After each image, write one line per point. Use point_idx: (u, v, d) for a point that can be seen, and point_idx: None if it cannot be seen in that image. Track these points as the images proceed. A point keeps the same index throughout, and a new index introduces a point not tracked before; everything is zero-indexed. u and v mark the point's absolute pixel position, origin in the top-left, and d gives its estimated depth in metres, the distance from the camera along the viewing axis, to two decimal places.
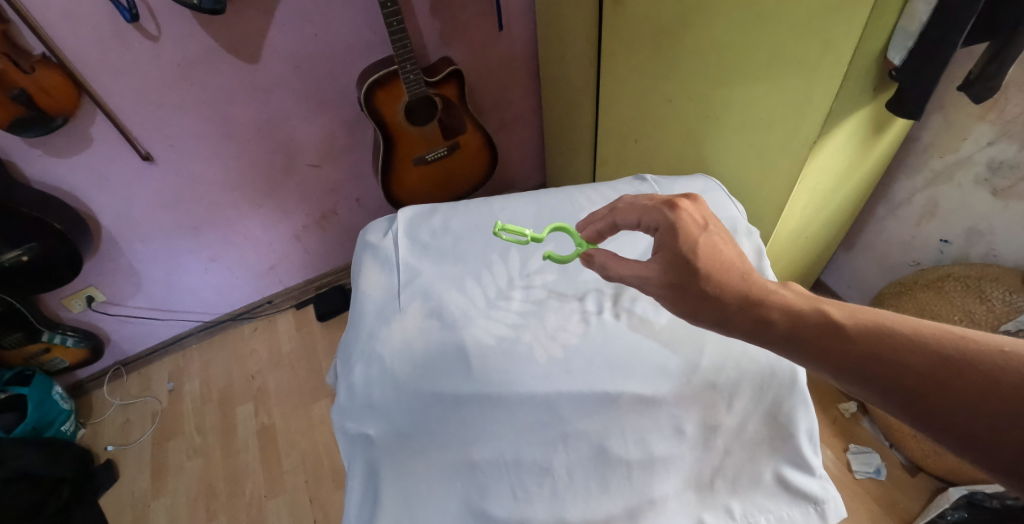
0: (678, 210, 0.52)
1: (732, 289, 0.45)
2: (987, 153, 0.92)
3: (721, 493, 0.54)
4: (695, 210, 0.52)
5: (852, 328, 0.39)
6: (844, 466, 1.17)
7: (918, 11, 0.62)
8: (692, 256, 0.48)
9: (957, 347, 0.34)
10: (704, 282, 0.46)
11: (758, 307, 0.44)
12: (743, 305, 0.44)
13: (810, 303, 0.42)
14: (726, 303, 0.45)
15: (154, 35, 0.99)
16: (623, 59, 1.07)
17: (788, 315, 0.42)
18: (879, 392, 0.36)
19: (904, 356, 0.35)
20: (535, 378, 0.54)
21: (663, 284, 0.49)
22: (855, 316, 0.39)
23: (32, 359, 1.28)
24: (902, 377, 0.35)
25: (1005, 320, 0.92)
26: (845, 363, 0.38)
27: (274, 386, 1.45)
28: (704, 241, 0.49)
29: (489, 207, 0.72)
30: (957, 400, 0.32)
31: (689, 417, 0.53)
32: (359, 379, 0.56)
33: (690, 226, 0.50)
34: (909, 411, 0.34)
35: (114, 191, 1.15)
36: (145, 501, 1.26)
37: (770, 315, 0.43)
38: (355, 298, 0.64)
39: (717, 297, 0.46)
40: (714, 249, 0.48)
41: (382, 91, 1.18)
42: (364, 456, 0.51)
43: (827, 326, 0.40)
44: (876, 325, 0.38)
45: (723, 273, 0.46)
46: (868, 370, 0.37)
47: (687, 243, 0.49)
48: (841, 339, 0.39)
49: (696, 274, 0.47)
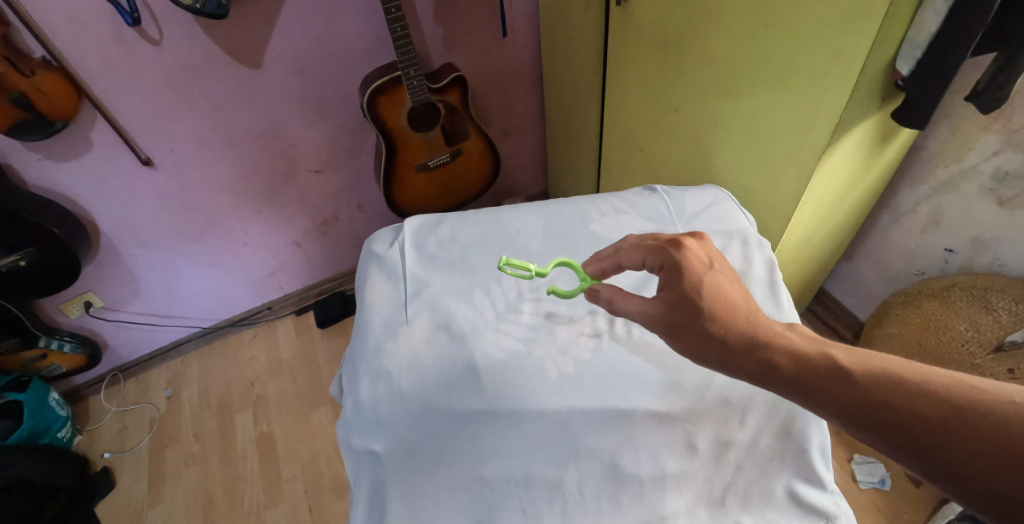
0: (684, 250, 0.50)
1: (736, 331, 0.44)
2: (992, 164, 0.91)
3: (733, 509, 0.51)
4: (701, 248, 0.51)
5: (859, 374, 0.37)
6: (848, 476, 1.16)
7: (927, 21, 0.62)
8: (696, 297, 0.47)
9: (968, 397, 0.33)
10: (709, 324, 0.45)
11: (764, 350, 0.42)
12: (746, 347, 0.43)
13: (817, 346, 0.41)
14: (729, 344, 0.44)
15: (156, 39, 0.98)
16: (629, 67, 1.07)
17: (795, 359, 0.41)
18: (888, 442, 0.35)
19: (915, 406, 0.34)
20: (546, 393, 0.53)
21: (668, 324, 0.47)
22: (863, 361, 0.38)
23: (29, 365, 1.27)
24: (913, 428, 0.34)
25: (1009, 331, 0.93)
26: (854, 411, 0.36)
27: (274, 393, 1.43)
28: (709, 280, 0.48)
29: (497, 217, 0.71)
30: (972, 455, 0.31)
31: (702, 433, 0.53)
32: (366, 392, 0.55)
33: (696, 264, 0.49)
34: (921, 464, 0.33)
35: (114, 196, 1.14)
36: (141, 509, 1.24)
37: (776, 359, 0.41)
38: (362, 309, 0.63)
39: (722, 337, 0.44)
40: (717, 288, 0.47)
41: (386, 98, 1.17)
42: (371, 474, 0.50)
43: (835, 371, 0.38)
44: (886, 370, 0.37)
45: (729, 315, 0.45)
46: (876, 419, 0.35)
47: (691, 283, 0.48)
48: (849, 386, 0.37)
49: (701, 314, 0.46)
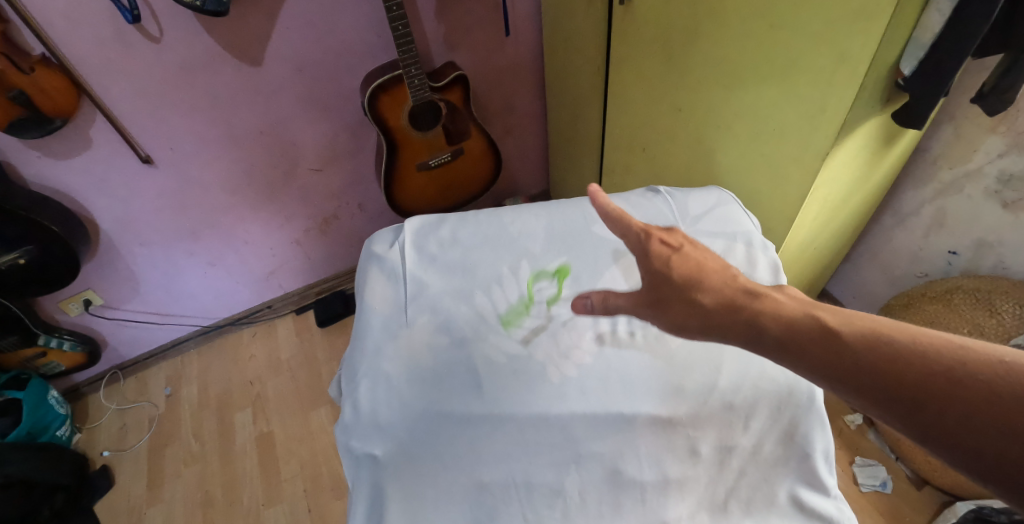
0: (651, 237, 0.50)
1: (719, 298, 0.44)
2: (997, 166, 0.91)
3: (735, 514, 0.51)
4: (670, 236, 0.51)
5: (849, 335, 0.36)
6: (849, 479, 1.16)
7: (932, 21, 0.61)
8: (669, 274, 0.47)
9: (954, 357, 0.32)
10: (688, 296, 0.46)
11: (750, 316, 0.41)
12: (729, 311, 0.43)
13: (804, 309, 0.40)
14: (712, 312, 0.43)
15: (156, 36, 0.97)
16: (632, 66, 1.06)
17: (782, 321, 0.40)
18: (874, 402, 0.34)
19: (901, 367, 0.33)
20: (547, 396, 0.53)
21: (646, 302, 0.48)
22: (850, 321, 0.37)
23: (29, 363, 1.26)
24: (899, 387, 0.33)
25: (1014, 334, 0.93)
26: (840, 371, 0.36)
27: (273, 392, 1.43)
28: (680, 262, 0.48)
29: (499, 217, 0.70)
30: (958, 412, 0.30)
31: (705, 438, 0.52)
32: (365, 396, 0.54)
33: (662, 249, 0.49)
34: (907, 422, 0.32)
35: (113, 194, 1.13)
36: (140, 508, 1.23)
37: (763, 320, 0.41)
38: (361, 311, 0.62)
39: (706, 306, 0.44)
40: (693, 265, 0.47)
41: (387, 96, 1.16)
42: (371, 478, 0.49)
43: (823, 333, 0.38)
44: (874, 332, 0.36)
45: (705, 284, 0.46)
46: (863, 377, 0.34)
47: (661, 263, 0.48)
48: (836, 347, 0.36)
49: (679, 289, 0.46)
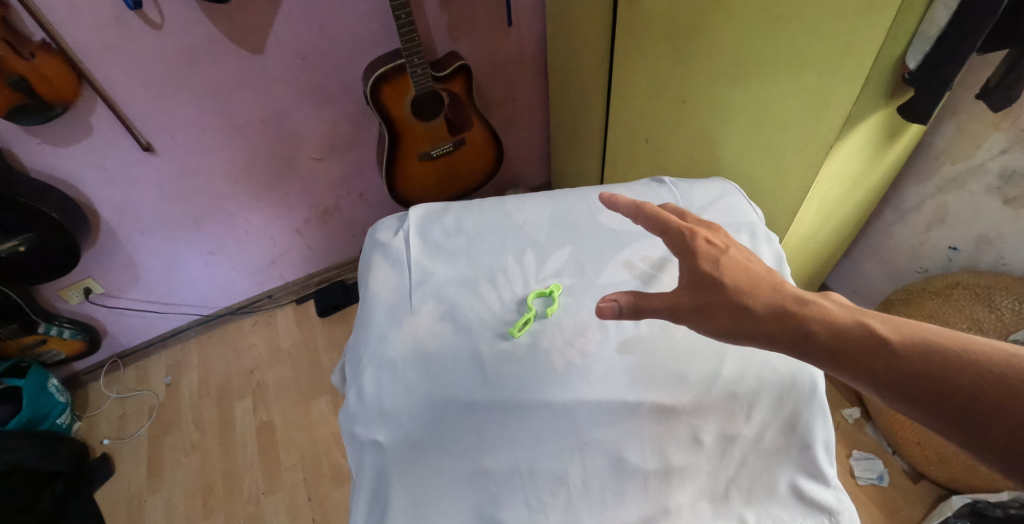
0: (696, 235, 0.50)
1: (764, 301, 0.44)
2: (1000, 162, 0.91)
3: (736, 503, 0.52)
4: (715, 235, 0.51)
5: (899, 343, 0.37)
6: (846, 471, 1.16)
7: (938, 16, 0.60)
8: (718, 275, 0.46)
9: (1007, 367, 0.33)
10: (736, 298, 0.45)
11: (796, 320, 0.42)
12: (778, 316, 0.43)
13: (852, 316, 0.41)
14: (760, 316, 0.43)
15: (158, 23, 0.96)
16: (636, 58, 1.05)
17: (831, 329, 0.40)
18: (926, 410, 0.35)
19: (954, 376, 0.34)
20: (553, 384, 0.53)
21: (691, 308, 0.46)
22: (900, 330, 0.38)
23: (28, 350, 1.26)
24: (951, 395, 0.34)
25: (1013, 329, 0.94)
26: (891, 380, 0.36)
27: (273, 381, 1.43)
28: (728, 262, 0.47)
29: (504, 206, 0.70)
30: (1013, 421, 0.31)
31: (708, 426, 0.52)
32: (369, 382, 0.54)
33: (709, 249, 0.48)
34: (959, 430, 0.34)
35: (113, 182, 1.13)
36: (141, 496, 1.24)
37: (811, 326, 0.41)
38: (365, 299, 0.62)
39: (752, 309, 0.44)
40: (741, 267, 0.47)
41: (389, 86, 1.16)
42: (375, 464, 0.50)
43: (873, 341, 0.38)
44: (923, 341, 0.37)
45: (753, 288, 0.45)
46: (914, 385, 0.35)
47: (709, 263, 0.47)
48: (886, 354, 0.37)
49: (726, 290, 0.45)
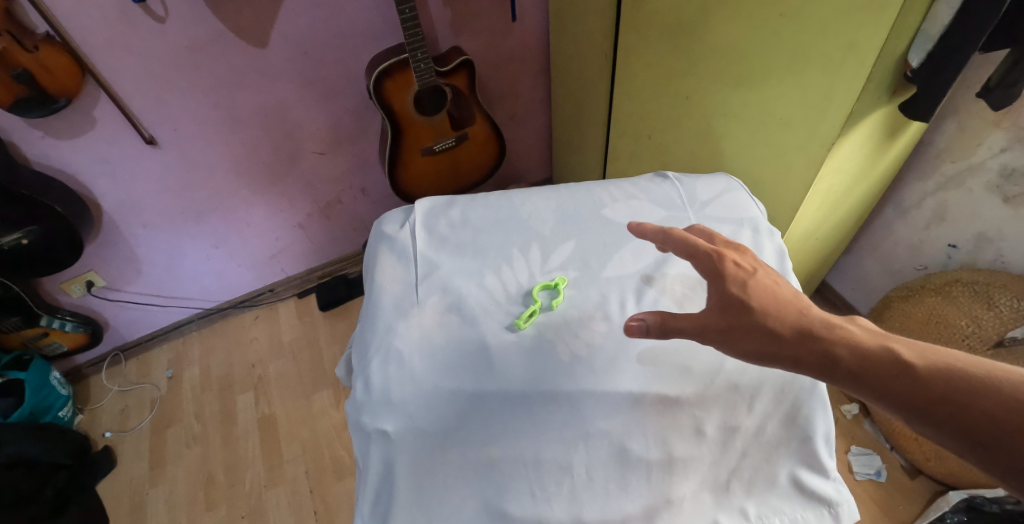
0: (725, 257, 0.50)
1: (791, 324, 0.44)
2: (1000, 160, 0.91)
3: (736, 495, 0.52)
4: (744, 258, 0.51)
5: (924, 368, 0.38)
6: (844, 467, 1.17)
7: (941, 13, 0.61)
8: (746, 297, 0.47)
9: None
10: (763, 321, 0.45)
11: (821, 343, 0.42)
12: (802, 338, 0.43)
13: (878, 340, 0.41)
14: (786, 338, 0.44)
15: (162, 15, 0.96)
16: (640, 55, 1.06)
17: (855, 353, 0.41)
18: (952, 436, 0.35)
19: (979, 402, 0.35)
20: (558, 375, 0.54)
21: (718, 330, 0.47)
22: (925, 356, 0.39)
23: (31, 343, 1.27)
24: (974, 420, 0.34)
25: (1011, 326, 0.95)
26: (915, 404, 0.37)
27: (275, 375, 1.44)
28: (756, 284, 0.48)
29: (509, 200, 0.71)
30: None
31: (710, 418, 0.53)
32: (376, 373, 0.55)
33: (737, 271, 0.49)
34: (985, 459, 0.34)
35: (116, 175, 1.13)
36: (144, 488, 1.25)
37: (835, 350, 0.42)
38: (371, 290, 0.63)
39: (778, 332, 0.44)
40: (768, 290, 0.47)
41: (392, 81, 1.16)
42: (382, 453, 0.50)
43: (897, 366, 0.39)
44: (948, 366, 0.37)
45: (779, 310, 0.45)
46: (937, 408, 0.36)
47: (737, 285, 0.48)
48: (911, 379, 0.38)
49: (753, 313, 0.46)
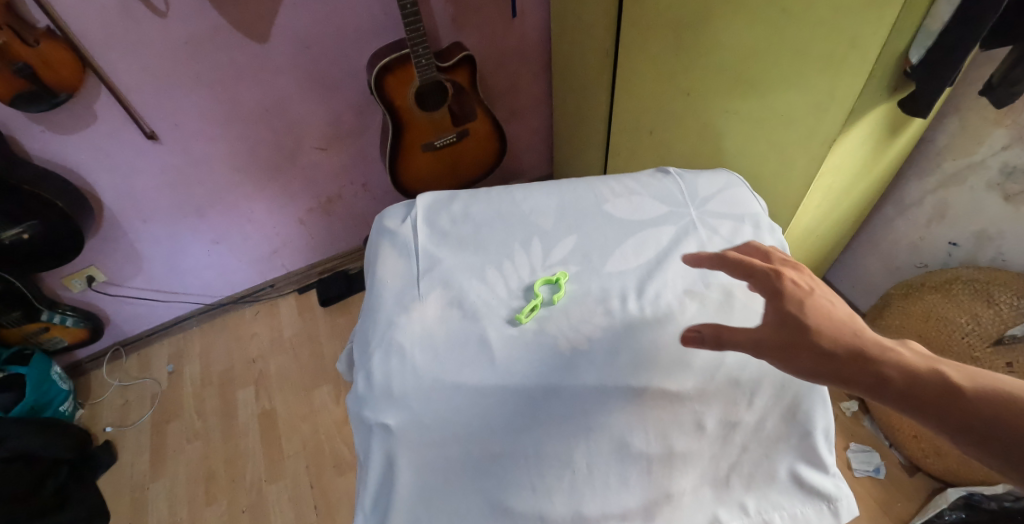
0: (782, 276, 0.47)
1: (844, 344, 0.41)
2: (1001, 158, 0.91)
3: (736, 489, 0.53)
4: (800, 277, 0.48)
5: (975, 393, 0.35)
6: (843, 464, 1.18)
7: (942, 11, 0.60)
8: (805, 317, 0.43)
9: None
10: (817, 339, 0.42)
11: (869, 361, 0.39)
12: (855, 358, 0.40)
13: (929, 363, 0.38)
14: (839, 357, 0.40)
15: (162, 10, 0.96)
16: (642, 51, 1.06)
17: (907, 375, 0.37)
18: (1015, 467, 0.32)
19: None
20: (559, 369, 0.54)
21: (773, 348, 0.43)
22: (979, 380, 0.36)
23: (31, 338, 1.27)
24: None
25: (1011, 324, 0.94)
26: (973, 430, 0.34)
27: (275, 370, 1.44)
28: (814, 304, 0.44)
29: (510, 194, 0.71)
30: None
31: (710, 412, 0.53)
32: (378, 367, 0.55)
33: (795, 290, 0.45)
34: None
35: (117, 170, 1.13)
36: (145, 482, 1.25)
37: (887, 371, 0.38)
38: (373, 284, 0.63)
39: (833, 351, 0.41)
40: (823, 310, 0.43)
41: (393, 76, 1.16)
42: (383, 446, 0.50)
43: (951, 389, 0.36)
44: (1000, 394, 0.35)
45: (833, 329, 0.42)
46: (988, 435, 0.33)
47: (796, 304, 0.44)
48: (959, 403, 0.35)
49: (810, 331, 0.42)
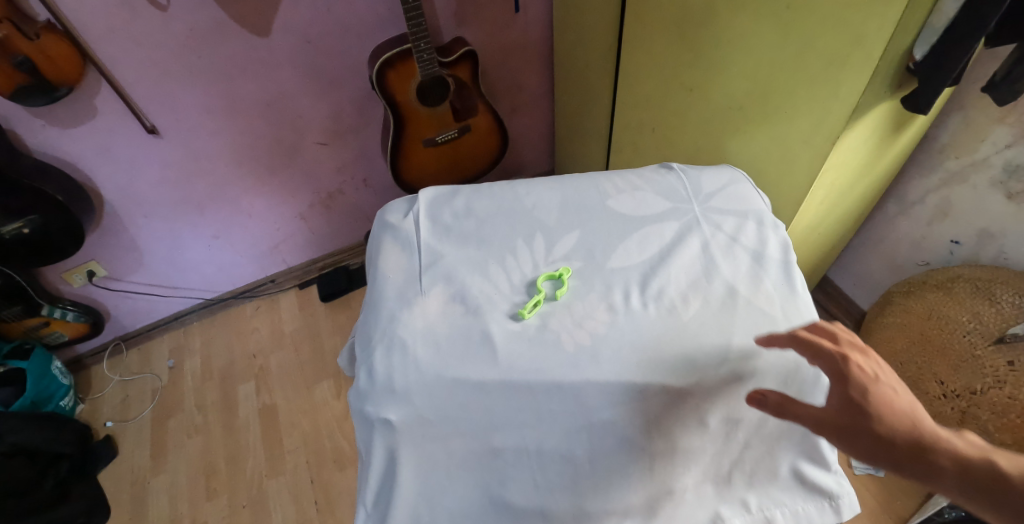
0: (848, 359, 0.43)
1: (903, 432, 0.38)
2: (1004, 156, 0.91)
3: (738, 486, 0.52)
4: (867, 360, 0.44)
5: None
6: (844, 461, 1.18)
7: (947, 7, 0.60)
8: (868, 405, 0.40)
9: None
10: (876, 428, 0.39)
11: (923, 450, 0.37)
12: (913, 449, 0.37)
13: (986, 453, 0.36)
14: (896, 446, 0.38)
15: (163, 4, 0.95)
16: (645, 47, 1.05)
17: (964, 469, 0.35)
18: None
19: None
20: (561, 364, 0.54)
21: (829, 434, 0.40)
22: None
23: (32, 332, 1.27)
24: None
25: (1013, 323, 0.91)
26: None
27: (276, 366, 1.44)
28: (880, 391, 0.41)
29: (512, 190, 0.71)
30: None
31: (714, 410, 0.52)
32: (379, 362, 0.55)
33: (860, 375, 0.42)
34: None
35: (118, 165, 1.12)
36: (145, 477, 1.25)
37: (942, 463, 0.36)
38: (374, 279, 0.63)
39: (891, 440, 0.38)
40: (887, 396, 0.40)
41: (394, 72, 1.15)
42: (384, 441, 0.50)
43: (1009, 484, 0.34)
44: None
45: (892, 416, 0.39)
46: None
47: (859, 390, 0.41)
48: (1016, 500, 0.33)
49: (871, 419, 0.39)
